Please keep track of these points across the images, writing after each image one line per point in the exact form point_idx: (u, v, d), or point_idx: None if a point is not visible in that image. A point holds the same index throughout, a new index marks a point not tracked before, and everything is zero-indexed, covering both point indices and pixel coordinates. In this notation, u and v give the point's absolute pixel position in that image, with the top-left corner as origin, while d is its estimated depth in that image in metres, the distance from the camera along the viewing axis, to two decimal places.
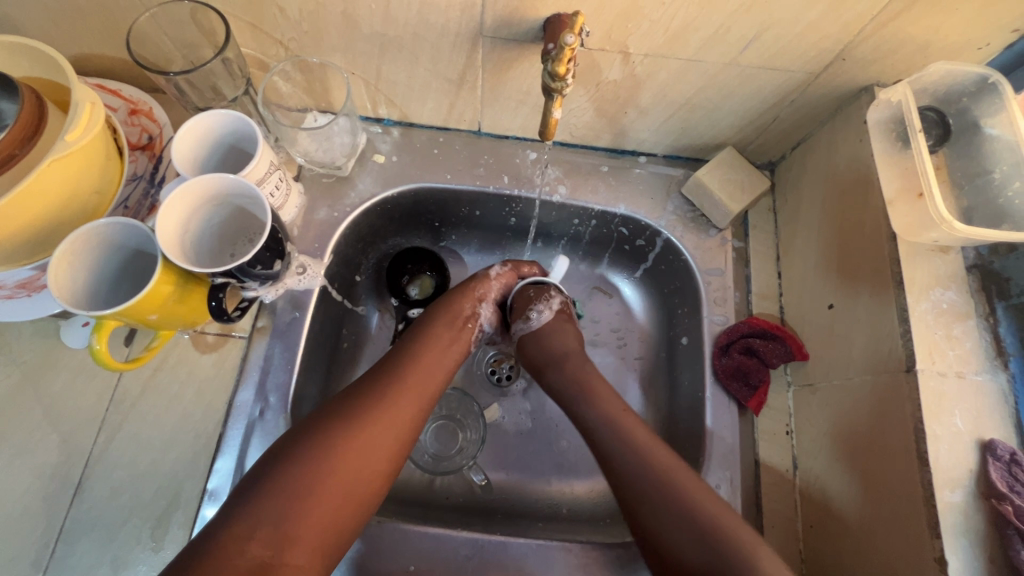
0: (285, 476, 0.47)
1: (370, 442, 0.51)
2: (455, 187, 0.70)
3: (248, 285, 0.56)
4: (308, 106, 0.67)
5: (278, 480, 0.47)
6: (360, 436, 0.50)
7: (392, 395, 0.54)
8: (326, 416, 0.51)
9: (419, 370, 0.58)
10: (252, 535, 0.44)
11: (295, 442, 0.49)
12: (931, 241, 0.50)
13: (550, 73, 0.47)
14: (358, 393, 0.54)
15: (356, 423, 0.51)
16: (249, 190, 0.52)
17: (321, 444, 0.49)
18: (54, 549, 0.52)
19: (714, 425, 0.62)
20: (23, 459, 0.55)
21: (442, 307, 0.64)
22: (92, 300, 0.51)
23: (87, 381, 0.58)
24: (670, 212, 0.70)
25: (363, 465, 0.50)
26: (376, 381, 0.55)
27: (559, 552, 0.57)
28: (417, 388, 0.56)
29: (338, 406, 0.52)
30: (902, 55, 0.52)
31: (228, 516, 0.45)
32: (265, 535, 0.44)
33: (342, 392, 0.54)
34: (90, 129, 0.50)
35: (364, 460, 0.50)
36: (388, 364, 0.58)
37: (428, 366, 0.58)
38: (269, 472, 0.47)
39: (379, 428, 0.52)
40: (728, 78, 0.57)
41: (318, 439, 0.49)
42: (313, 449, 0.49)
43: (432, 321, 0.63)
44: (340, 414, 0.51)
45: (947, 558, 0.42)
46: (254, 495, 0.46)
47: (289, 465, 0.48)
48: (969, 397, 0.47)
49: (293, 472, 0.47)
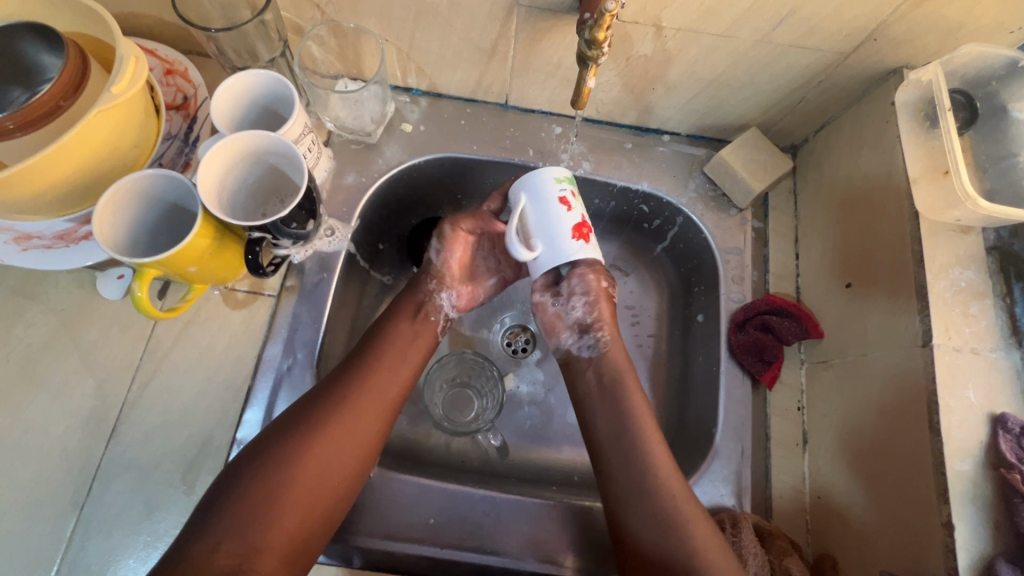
0: (240, 498, 0.48)
1: (323, 460, 0.51)
2: (480, 158, 0.71)
3: (281, 243, 0.57)
4: (339, 73, 0.68)
5: (233, 501, 0.48)
6: (313, 456, 0.51)
7: (346, 411, 0.53)
8: (281, 434, 0.51)
9: (373, 379, 0.56)
10: (219, 547, 0.46)
11: (251, 458, 0.50)
12: (954, 220, 0.51)
13: (588, 41, 0.48)
14: (313, 405, 0.53)
15: (309, 443, 0.51)
16: (286, 149, 0.54)
17: (276, 463, 0.50)
18: (90, 488, 0.55)
19: (728, 397, 0.63)
20: (62, 402, 0.57)
21: (398, 309, 0.62)
22: (130, 249, 0.53)
23: (122, 331, 0.60)
24: (691, 191, 0.71)
25: (320, 484, 0.51)
26: (327, 394, 0.54)
27: (572, 513, 0.59)
28: (370, 401, 0.55)
29: (292, 421, 0.52)
30: (934, 37, 0.52)
31: (197, 528, 0.47)
32: (232, 547, 0.46)
33: (305, 395, 0.55)
34: (134, 84, 0.51)
35: (319, 478, 0.51)
36: (341, 374, 0.56)
37: (389, 366, 0.58)
38: (226, 492, 0.49)
39: (333, 436, 0.52)
40: (758, 57, 0.58)
41: (270, 458, 0.50)
42: (277, 458, 0.50)
43: (388, 324, 0.60)
44: (294, 432, 0.51)
45: (954, 523, 0.44)
46: (214, 512, 0.47)
47: (243, 483, 0.49)
48: (983, 372, 0.48)
49: (246, 492, 0.48)
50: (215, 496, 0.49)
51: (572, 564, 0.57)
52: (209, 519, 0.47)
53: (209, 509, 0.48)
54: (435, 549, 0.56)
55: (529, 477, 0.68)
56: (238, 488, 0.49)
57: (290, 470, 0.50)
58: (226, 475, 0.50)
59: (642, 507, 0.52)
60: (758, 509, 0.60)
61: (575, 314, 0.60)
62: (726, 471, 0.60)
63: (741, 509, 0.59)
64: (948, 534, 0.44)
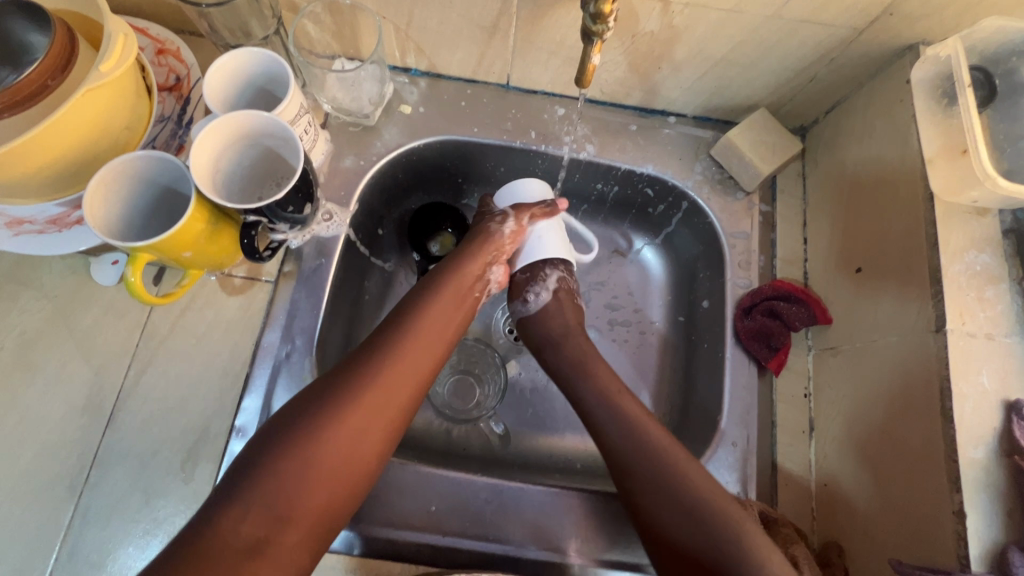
0: (281, 459, 0.47)
1: (362, 425, 0.50)
2: (481, 141, 0.69)
3: (277, 227, 0.56)
4: (336, 53, 0.66)
5: (273, 461, 0.47)
6: (352, 421, 0.50)
7: (387, 377, 0.53)
8: (321, 396, 0.51)
9: (418, 347, 0.55)
10: (246, 517, 0.45)
11: (292, 421, 0.49)
12: (970, 201, 0.50)
13: (593, 15, 0.46)
14: (356, 371, 0.52)
15: (350, 406, 0.50)
16: (282, 130, 0.52)
17: (318, 423, 0.49)
18: (88, 475, 0.54)
19: (733, 384, 0.62)
20: (58, 389, 0.56)
21: (448, 275, 0.60)
22: (123, 231, 0.51)
23: (117, 317, 0.59)
24: (697, 174, 0.70)
25: (357, 449, 0.50)
26: (371, 359, 0.53)
27: (574, 501, 0.58)
28: (413, 366, 0.54)
29: (333, 386, 0.51)
30: (952, 11, 0.50)
31: (224, 497, 0.46)
32: (259, 517, 0.45)
33: (338, 367, 0.53)
34: (123, 62, 0.49)
35: (357, 442, 0.50)
36: (385, 339, 0.55)
37: (428, 340, 0.56)
38: (267, 450, 0.48)
39: (366, 412, 0.51)
40: (768, 33, 0.56)
41: (311, 421, 0.49)
42: (308, 430, 0.49)
43: (436, 291, 0.59)
44: (336, 395, 0.51)
45: (965, 511, 0.43)
46: (252, 473, 0.47)
47: (283, 445, 0.48)
48: (998, 358, 0.47)
49: (290, 453, 0.48)
50: (244, 463, 0.48)
51: (575, 552, 0.56)
52: (237, 488, 0.46)
53: (248, 470, 0.47)
54: (436, 536, 0.56)
55: (531, 464, 0.67)
56: (244, 462, 0.48)
57: (328, 433, 0.49)
58: (256, 444, 0.49)
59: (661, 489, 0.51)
60: (764, 497, 0.59)
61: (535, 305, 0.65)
62: (731, 459, 0.60)
63: (746, 497, 0.58)
64: (960, 522, 0.43)
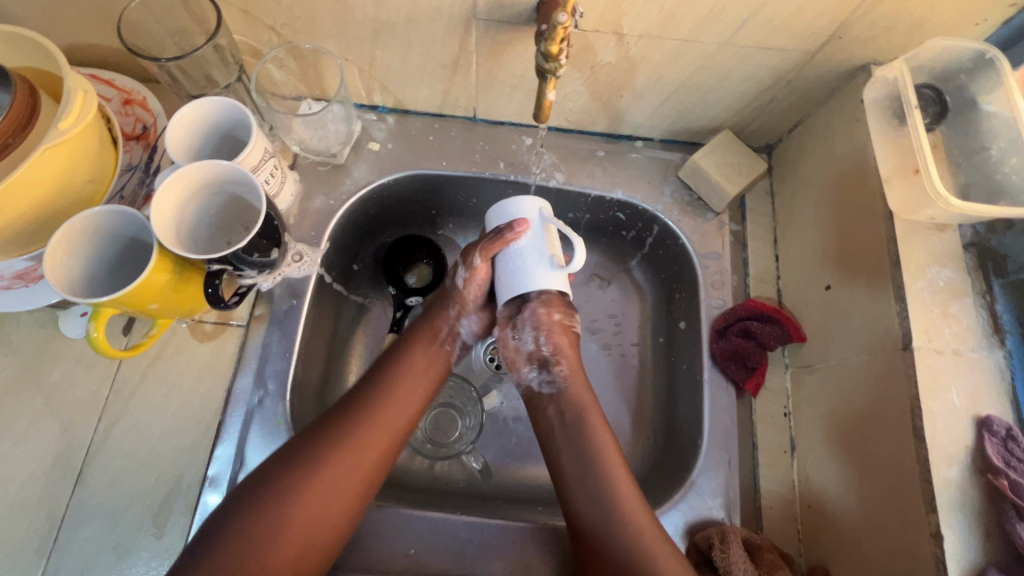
0: (247, 523, 0.47)
1: (329, 489, 0.49)
2: (451, 174, 0.70)
3: (245, 273, 0.56)
4: (302, 94, 0.67)
5: (239, 525, 0.47)
6: (319, 484, 0.49)
7: (355, 435, 0.52)
8: (289, 459, 0.50)
9: (387, 407, 0.55)
10: None
11: (258, 484, 0.49)
12: (928, 218, 0.50)
13: (544, 54, 0.47)
14: (326, 429, 0.52)
15: (316, 467, 0.50)
16: (243, 177, 0.52)
17: (285, 486, 0.49)
18: (57, 536, 0.53)
19: (712, 406, 0.62)
20: (24, 448, 0.55)
21: (419, 335, 0.60)
22: (87, 286, 0.51)
23: (87, 370, 0.58)
24: (667, 196, 0.70)
25: (323, 514, 0.49)
26: (339, 421, 0.52)
27: (557, 535, 0.57)
28: (382, 428, 0.53)
29: (302, 448, 0.51)
30: (899, 32, 0.51)
31: (192, 559, 0.45)
32: None
33: (312, 424, 0.53)
34: (83, 118, 0.50)
35: (324, 502, 0.49)
36: (355, 401, 0.54)
37: (397, 395, 0.56)
38: (233, 513, 0.47)
39: (334, 470, 0.50)
40: (723, 60, 0.57)
41: (278, 485, 0.49)
42: (275, 491, 0.48)
43: (406, 351, 0.59)
44: (304, 458, 0.50)
45: (942, 533, 0.43)
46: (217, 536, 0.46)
47: (250, 509, 0.47)
48: (966, 374, 0.47)
49: (255, 518, 0.47)
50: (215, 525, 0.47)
51: None
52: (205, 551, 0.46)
53: (215, 533, 0.46)
54: None
55: (515, 498, 0.66)
56: (214, 523, 0.47)
57: (294, 498, 0.48)
58: (228, 505, 0.48)
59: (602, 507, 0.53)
60: (748, 521, 0.58)
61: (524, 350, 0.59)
62: (714, 483, 0.59)
63: (731, 522, 0.57)
64: (938, 545, 0.43)
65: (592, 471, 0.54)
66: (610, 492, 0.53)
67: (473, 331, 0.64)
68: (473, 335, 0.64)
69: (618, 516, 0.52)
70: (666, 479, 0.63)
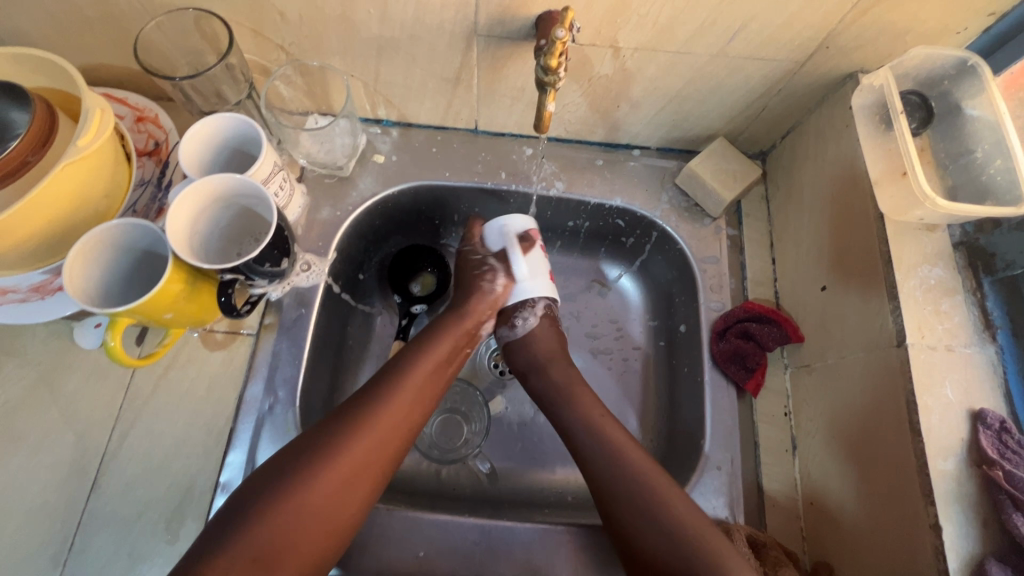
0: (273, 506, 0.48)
1: (356, 468, 0.51)
2: (454, 184, 0.72)
3: (256, 282, 0.58)
4: (308, 110, 0.69)
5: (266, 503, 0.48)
6: (344, 467, 0.51)
7: (383, 423, 0.54)
8: (317, 440, 0.52)
9: (414, 392, 0.57)
10: (235, 562, 0.45)
11: (285, 465, 0.50)
12: (918, 219, 0.52)
13: (543, 68, 0.49)
14: (354, 414, 0.53)
15: (343, 452, 0.51)
16: (254, 189, 0.54)
17: (313, 466, 0.50)
18: (72, 544, 0.54)
19: (714, 407, 0.63)
20: (40, 458, 0.56)
21: (446, 326, 0.63)
22: (103, 298, 0.53)
23: (101, 380, 0.59)
24: (665, 203, 0.72)
25: (349, 493, 0.51)
26: (366, 403, 0.54)
27: (565, 536, 0.58)
28: (408, 409, 0.56)
29: (329, 428, 0.52)
30: (883, 42, 0.54)
31: (215, 540, 0.46)
32: (248, 560, 0.46)
33: (340, 409, 0.54)
34: (101, 135, 0.52)
35: (348, 486, 0.51)
36: (382, 384, 0.56)
37: (423, 385, 0.58)
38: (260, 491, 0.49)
39: (361, 454, 0.52)
40: (716, 70, 0.59)
41: (305, 466, 0.50)
42: (303, 473, 0.49)
43: (431, 341, 0.61)
44: (333, 437, 0.52)
45: (941, 524, 0.44)
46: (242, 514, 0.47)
47: (276, 488, 0.49)
48: (959, 369, 0.48)
49: (283, 496, 0.48)
50: (239, 506, 0.48)
51: None
52: (228, 533, 0.46)
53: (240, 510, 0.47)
54: None
55: (521, 501, 0.67)
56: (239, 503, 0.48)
57: (321, 477, 0.50)
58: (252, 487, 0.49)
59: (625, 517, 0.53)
60: (752, 519, 0.59)
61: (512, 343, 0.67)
62: (717, 483, 0.60)
63: (735, 521, 0.58)
64: (937, 536, 0.44)
65: (607, 449, 0.56)
66: (620, 465, 0.55)
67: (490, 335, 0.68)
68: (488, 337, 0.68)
69: (631, 490, 0.53)
70: (670, 480, 0.64)
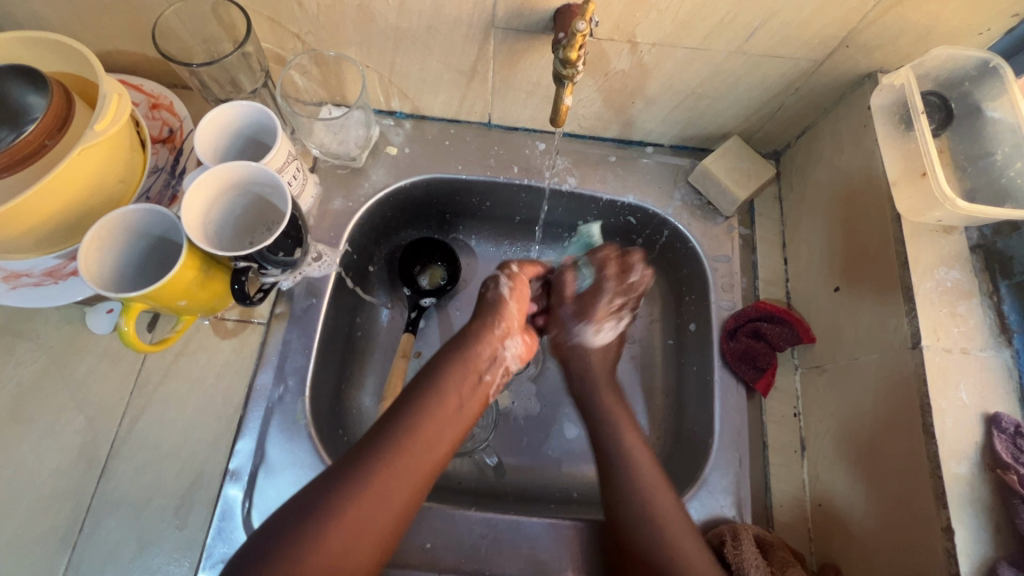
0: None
1: (354, 535, 0.46)
2: (466, 178, 0.72)
3: (269, 272, 0.58)
4: (322, 100, 0.69)
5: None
6: (353, 518, 0.47)
7: (391, 472, 0.49)
8: (313, 503, 0.47)
9: (417, 446, 0.52)
10: None
11: (276, 532, 0.45)
12: (935, 220, 0.52)
13: (562, 60, 0.49)
14: (363, 463, 0.49)
15: (347, 505, 0.47)
16: (270, 178, 0.54)
17: (306, 535, 0.45)
18: (82, 527, 0.54)
19: (722, 406, 0.63)
20: (52, 442, 0.56)
21: (458, 364, 0.58)
22: (117, 283, 0.53)
23: (112, 365, 0.60)
24: (677, 200, 0.72)
25: (350, 562, 0.46)
26: (366, 462, 0.49)
27: (572, 532, 0.58)
28: (424, 457, 0.52)
29: (338, 478, 0.48)
30: (904, 41, 0.53)
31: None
32: None
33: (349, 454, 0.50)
34: (118, 120, 0.51)
35: (357, 542, 0.46)
36: (405, 415, 0.53)
37: (435, 427, 0.53)
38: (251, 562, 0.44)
39: (370, 507, 0.47)
40: (734, 67, 0.58)
41: (306, 531, 0.45)
42: (304, 529, 0.45)
43: (441, 377, 0.57)
44: (349, 488, 0.48)
45: (953, 527, 0.43)
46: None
47: (265, 558, 0.44)
48: (974, 372, 0.48)
49: (287, 551, 0.44)
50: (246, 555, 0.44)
51: None
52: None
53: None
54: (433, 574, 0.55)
55: (527, 496, 0.67)
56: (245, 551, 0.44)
57: (313, 548, 0.45)
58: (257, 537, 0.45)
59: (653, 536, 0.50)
60: (759, 520, 0.59)
61: (585, 336, 0.65)
62: (725, 482, 0.60)
63: (742, 520, 0.58)
64: (949, 539, 0.43)
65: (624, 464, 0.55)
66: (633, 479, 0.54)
67: (516, 355, 0.63)
68: (516, 360, 0.63)
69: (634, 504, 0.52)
70: (677, 479, 0.64)
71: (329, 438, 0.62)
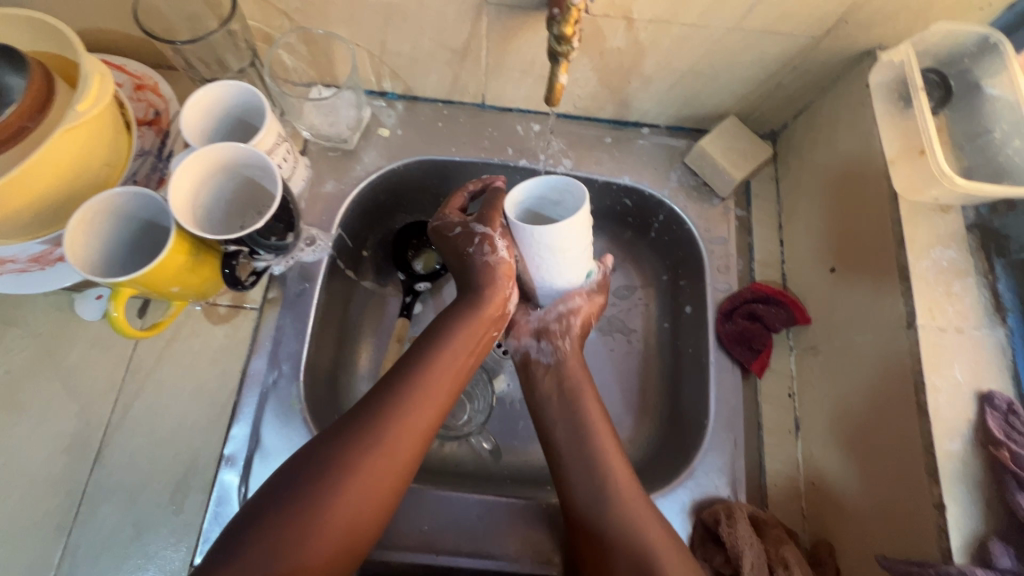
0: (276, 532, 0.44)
1: (367, 487, 0.48)
2: (459, 160, 0.70)
3: (260, 256, 0.57)
4: (312, 80, 0.67)
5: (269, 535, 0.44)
6: (359, 473, 0.48)
7: (393, 429, 0.50)
8: (306, 472, 0.47)
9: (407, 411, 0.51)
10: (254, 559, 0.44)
11: (288, 487, 0.47)
12: (932, 199, 0.52)
13: (557, 36, 0.47)
14: (365, 420, 0.50)
15: (352, 462, 0.48)
16: (258, 160, 0.53)
17: (318, 491, 0.46)
18: (77, 513, 0.54)
19: (719, 387, 0.63)
20: (43, 429, 0.56)
21: (452, 324, 0.57)
22: (105, 267, 0.52)
23: (103, 352, 0.59)
24: (673, 181, 0.71)
25: (354, 524, 0.47)
26: (371, 419, 0.50)
27: (568, 512, 0.58)
28: (428, 411, 0.52)
29: (340, 437, 0.49)
30: (904, 17, 0.52)
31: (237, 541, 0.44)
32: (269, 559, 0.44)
33: (349, 413, 0.51)
34: (100, 101, 0.49)
35: (366, 495, 0.48)
36: (405, 371, 0.53)
37: (437, 383, 0.53)
38: (241, 536, 0.45)
39: (376, 462, 0.48)
40: (732, 45, 0.57)
41: (309, 486, 0.47)
42: (310, 482, 0.47)
43: (446, 331, 0.56)
44: (350, 444, 0.48)
45: (945, 503, 0.44)
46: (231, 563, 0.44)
47: (280, 512, 0.45)
48: (969, 350, 0.48)
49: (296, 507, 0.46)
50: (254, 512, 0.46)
51: None
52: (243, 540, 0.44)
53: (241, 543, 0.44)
54: (431, 555, 0.56)
55: (524, 478, 0.67)
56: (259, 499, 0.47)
57: (324, 501, 0.46)
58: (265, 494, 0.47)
59: (603, 505, 0.52)
60: (754, 499, 0.59)
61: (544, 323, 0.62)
62: (719, 462, 0.60)
63: (736, 499, 0.58)
64: (940, 514, 0.44)
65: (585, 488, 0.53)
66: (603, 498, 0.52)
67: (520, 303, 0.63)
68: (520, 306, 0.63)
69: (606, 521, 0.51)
70: (673, 459, 0.64)
71: (324, 423, 0.62)
